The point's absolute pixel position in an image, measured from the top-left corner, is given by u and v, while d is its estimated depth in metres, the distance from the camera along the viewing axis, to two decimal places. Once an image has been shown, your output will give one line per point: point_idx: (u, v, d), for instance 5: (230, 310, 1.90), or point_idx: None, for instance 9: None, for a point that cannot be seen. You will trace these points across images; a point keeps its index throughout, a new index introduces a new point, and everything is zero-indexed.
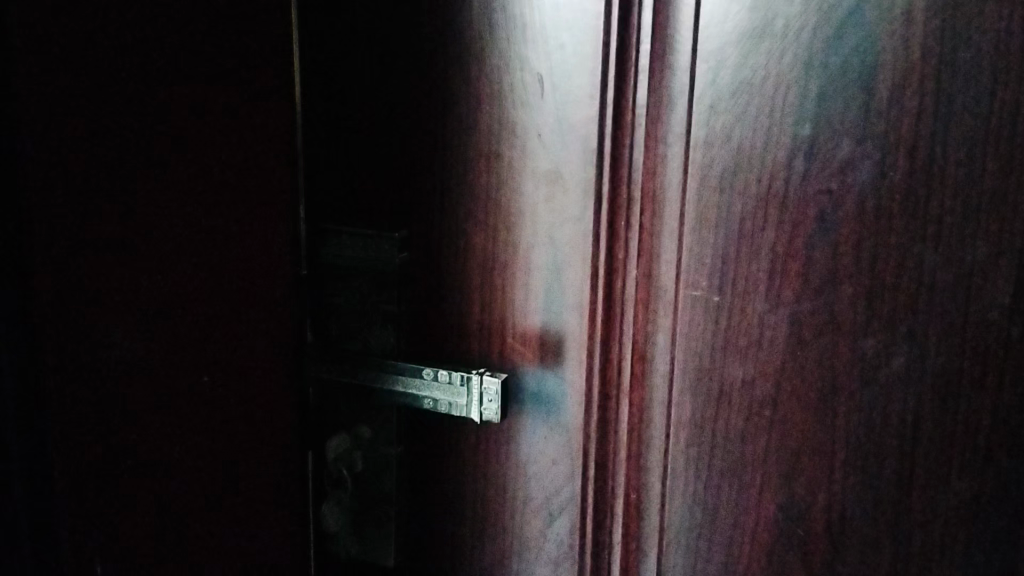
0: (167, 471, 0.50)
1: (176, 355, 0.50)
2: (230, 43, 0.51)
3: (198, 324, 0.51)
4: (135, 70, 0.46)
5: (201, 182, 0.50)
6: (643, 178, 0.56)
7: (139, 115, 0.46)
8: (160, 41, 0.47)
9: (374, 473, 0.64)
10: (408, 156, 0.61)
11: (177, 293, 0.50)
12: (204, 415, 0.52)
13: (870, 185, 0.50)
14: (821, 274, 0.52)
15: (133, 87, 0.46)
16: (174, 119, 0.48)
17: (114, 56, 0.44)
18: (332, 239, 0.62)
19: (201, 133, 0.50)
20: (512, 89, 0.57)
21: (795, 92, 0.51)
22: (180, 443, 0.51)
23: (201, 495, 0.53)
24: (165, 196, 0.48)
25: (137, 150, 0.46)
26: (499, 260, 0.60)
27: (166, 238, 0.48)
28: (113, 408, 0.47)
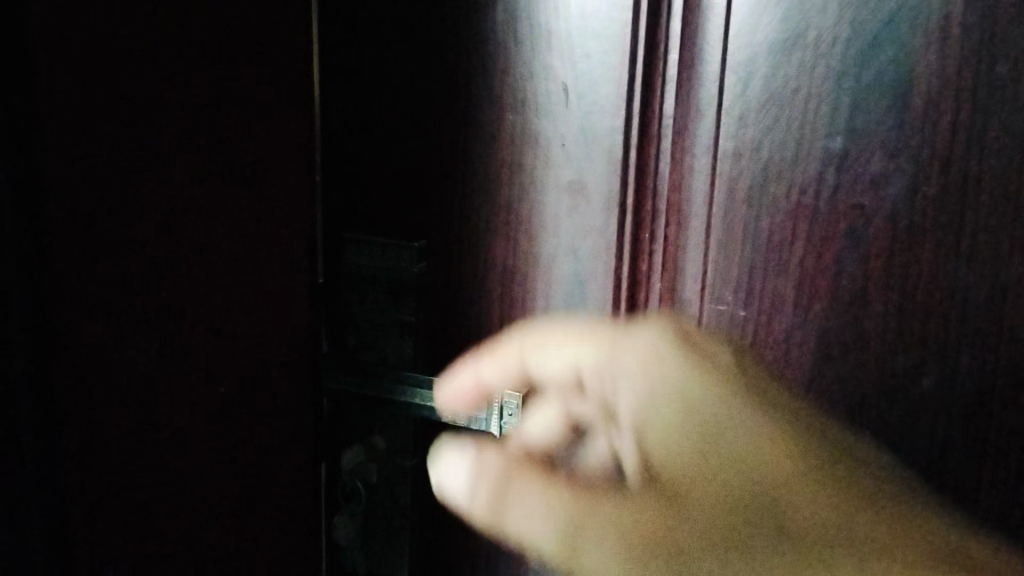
0: (181, 488, 0.49)
1: (190, 364, 0.49)
2: (247, 55, 0.51)
3: (211, 338, 0.50)
4: (156, 73, 0.45)
5: (218, 194, 0.49)
6: (669, 191, 0.55)
7: (157, 129, 0.45)
8: (177, 55, 0.46)
9: (388, 485, 0.63)
10: (429, 165, 0.59)
11: (193, 306, 0.49)
12: (218, 424, 0.51)
13: (902, 202, 0.49)
14: (850, 290, 0.51)
15: (151, 101, 0.45)
16: (192, 132, 0.47)
17: (133, 70, 0.44)
18: (352, 247, 0.61)
19: (219, 146, 0.49)
20: (536, 96, 0.56)
21: (827, 104, 0.50)
22: (193, 458, 0.50)
23: (215, 505, 0.52)
24: (183, 208, 0.47)
25: (154, 164, 0.45)
26: (520, 271, 0.59)
27: (181, 246, 0.48)
28: (128, 427, 0.46)
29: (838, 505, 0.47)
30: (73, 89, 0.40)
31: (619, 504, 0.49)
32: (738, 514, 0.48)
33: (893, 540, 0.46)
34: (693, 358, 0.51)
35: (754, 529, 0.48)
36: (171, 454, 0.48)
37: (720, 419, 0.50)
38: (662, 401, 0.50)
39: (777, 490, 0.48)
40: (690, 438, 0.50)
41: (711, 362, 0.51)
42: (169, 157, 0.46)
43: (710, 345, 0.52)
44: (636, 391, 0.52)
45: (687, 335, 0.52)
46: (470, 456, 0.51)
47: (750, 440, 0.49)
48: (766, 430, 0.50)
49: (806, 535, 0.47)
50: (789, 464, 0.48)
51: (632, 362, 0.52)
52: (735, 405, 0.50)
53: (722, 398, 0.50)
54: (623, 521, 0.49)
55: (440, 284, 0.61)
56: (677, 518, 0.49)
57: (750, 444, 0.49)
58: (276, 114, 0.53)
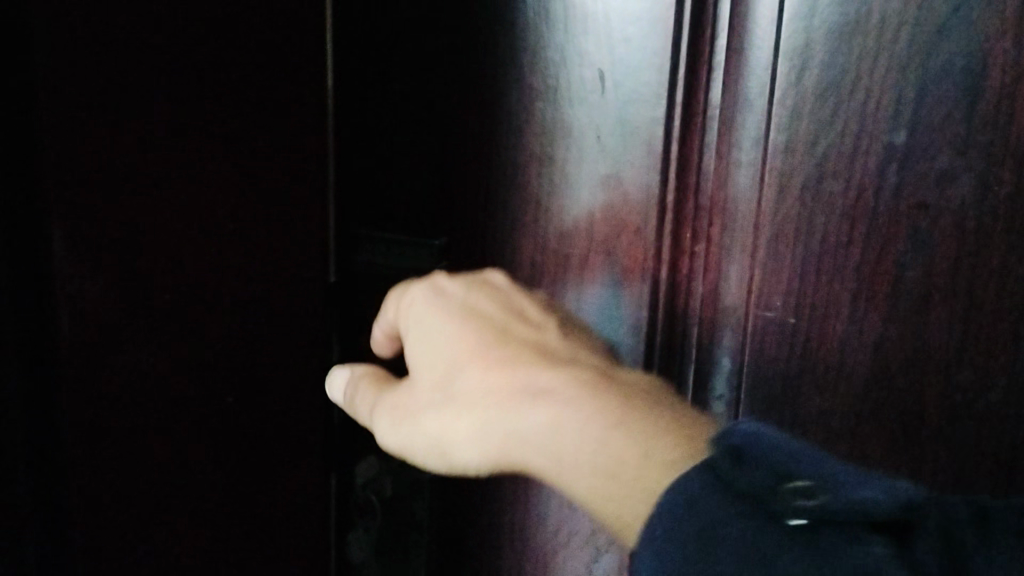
0: (190, 509, 0.46)
1: (199, 372, 0.45)
2: (262, 37, 0.46)
3: (222, 347, 0.46)
4: (164, 57, 0.41)
5: (228, 191, 0.45)
6: (713, 187, 0.51)
7: (165, 122, 0.41)
8: (185, 39, 0.42)
9: (405, 498, 0.58)
10: (453, 157, 0.55)
11: (201, 314, 0.45)
12: (229, 437, 0.47)
13: (972, 203, 0.46)
14: (911, 296, 0.48)
15: (155, 93, 0.41)
16: (202, 125, 0.43)
17: (135, 57, 0.40)
18: (369, 247, 0.55)
19: (228, 138, 0.45)
20: (567, 84, 0.52)
21: (889, 95, 0.46)
22: (203, 477, 0.46)
23: (225, 521, 0.48)
24: (192, 208, 0.43)
25: (160, 159, 0.41)
26: (552, 270, 0.55)
27: (189, 246, 0.43)
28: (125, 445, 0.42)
29: (580, 411, 0.38)
30: None
31: (396, 399, 0.44)
32: (479, 422, 0.40)
33: (626, 438, 0.36)
34: (447, 306, 0.45)
35: (491, 424, 0.40)
36: (180, 472, 0.45)
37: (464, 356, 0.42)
38: (429, 333, 0.44)
39: (512, 391, 0.40)
40: (436, 369, 0.43)
41: (464, 300, 0.45)
42: (178, 152, 0.42)
43: (474, 285, 0.46)
44: (409, 341, 0.45)
45: (440, 285, 0.46)
46: (344, 385, 0.46)
47: (485, 373, 0.41)
48: (505, 348, 0.42)
49: (544, 443, 0.38)
50: (529, 375, 0.40)
51: (405, 310, 0.46)
52: (481, 334, 0.43)
53: (469, 335, 0.43)
54: (407, 408, 0.43)
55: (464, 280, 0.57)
56: (423, 422, 0.42)
57: (487, 367, 0.42)
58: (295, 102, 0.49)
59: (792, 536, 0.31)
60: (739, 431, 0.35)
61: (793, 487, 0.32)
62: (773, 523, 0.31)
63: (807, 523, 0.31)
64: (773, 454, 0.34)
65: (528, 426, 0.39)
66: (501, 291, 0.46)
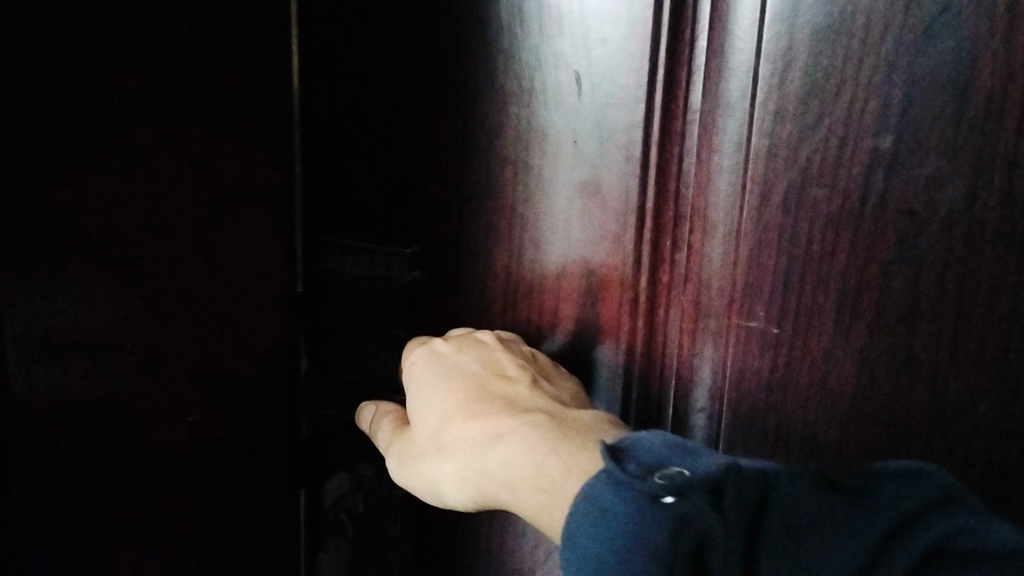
0: (158, 538, 0.43)
1: (161, 392, 0.42)
2: (225, 35, 0.43)
3: (186, 364, 0.44)
4: (124, 57, 0.38)
5: (191, 199, 0.43)
6: (693, 194, 0.50)
7: (128, 127, 0.38)
8: (146, 38, 0.39)
9: (376, 517, 0.55)
10: (424, 163, 0.53)
11: (164, 329, 0.42)
12: (193, 458, 0.45)
13: (960, 211, 0.44)
14: (898, 306, 0.46)
15: (115, 96, 0.38)
16: (163, 129, 0.40)
17: (96, 57, 0.37)
18: (339, 255, 0.52)
19: (189, 144, 0.42)
20: (542, 87, 0.50)
21: (875, 99, 0.45)
22: (170, 502, 0.44)
23: (192, 546, 0.46)
24: (155, 217, 0.41)
25: (123, 167, 0.38)
26: (527, 278, 0.53)
27: (149, 260, 0.41)
28: (94, 476, 0.39)
29: (532, 448, 0.41)
30: (23, 77, 0.33)
31: (397, 448, 0.47)
32: (463, 463, 0.44)
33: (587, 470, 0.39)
34: (439, 363, 0.48)
35: (470, 466, 0.43)
36: (148, 499, 0.42)
37: (447, 408, 0.45)
38: (421, 387, 0.47)
39: (492, 437, 0.43)
40: (426, 422, 0.46)
41: (449, 358, 0.48)
42: (140, 160, 0.39)
43: (464, 345, 0.49)
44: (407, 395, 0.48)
45: (437, 348, 0.49)
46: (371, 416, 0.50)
47: (467, 422, 0.44)
48: (487, 400, 0.45)
49: (511, 478, 0.42)
50: (505, 422, 0.43)
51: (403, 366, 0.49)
52: (466, 385, 0.46)
53: (455, 387, 0.46)
54: (402, 452, 0.46)
55: (436, 290, 0.55)
56: (415, 467, 0.45)
57: (469, 417, 0.45)
58: (259, 104, 0.46)
59: (662, 509, 0.33)
60: (631, 440, 0.38)
61: (663, 475, 0.35)
62: (646, 503, 0.34)
63: (675, 499, 0.34)
64: (664, 456, 0.37)
65: (499, 466, 0.42)
66: (488, 348, 0.49)
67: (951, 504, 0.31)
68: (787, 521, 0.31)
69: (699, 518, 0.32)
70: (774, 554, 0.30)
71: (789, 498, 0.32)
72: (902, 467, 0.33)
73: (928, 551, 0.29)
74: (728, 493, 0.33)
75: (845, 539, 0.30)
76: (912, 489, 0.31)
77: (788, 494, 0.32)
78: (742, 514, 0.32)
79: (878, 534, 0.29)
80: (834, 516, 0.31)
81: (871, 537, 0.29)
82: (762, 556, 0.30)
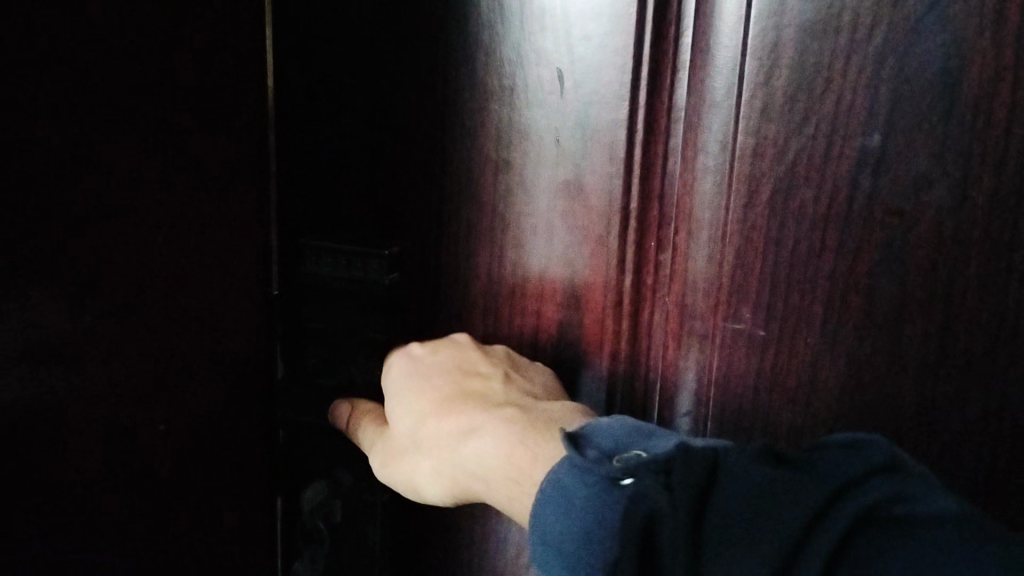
0: (129, 552, 0.42)
1: (132, 399, 0.41)
2: (197, 30, 0.42)
3: (158, 372, 0.42)
4: (92, 52, 0.36)
5: (163, 198, 0.41)
6: (678, 194, 0.49)
7: (93, 125, 0.37)
8: (113, 32, 0.37)
9: (353, 526, 0.53)
10: (404, 162, 0.51)
11: (136, 334, 0.41)
12: (166, 466, 0.43)
13: (948, 210, 0.44)
14: (886, 307, 0.45)
15: (82, 93, 0.36)
16: (133, 128, 0.39)
17: (59, 51, 0.35)
18: (315, 257, 0.50)
19: (161, 141, 0.41)
20: (524, 84, 0.49)
21: (862, 98, 0.44)
22: (141, 515, 0.42)
23: (165, 558, 0.44)
24: (124, 219, 0.39)
25: (89, 168, 0.37)
26: (509, 280, 0.52)
27: (119, 263, 0.39)
28: (61, 489, 0.37)
29: (506, 446, 0.42)
30: None
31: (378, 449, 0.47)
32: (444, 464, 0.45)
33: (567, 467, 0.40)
34: (415, 368, 0.48)
35: (451, 466, 0.44)
36: (119, 512, 0.41)
37: (426, 409, 0.46)
38: (398, 391, 0.47)
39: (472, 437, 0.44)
40: (406, 421, 0.47)
41: (423, 361, 0.48)
42: (108, 159, 0.38)
43: (439, 346, 0.49)
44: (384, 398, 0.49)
45: (411, 351, 0.49)
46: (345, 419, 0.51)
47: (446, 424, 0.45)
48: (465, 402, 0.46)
49: (487, 476, 0.43)
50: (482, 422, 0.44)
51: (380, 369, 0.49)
52: (444, 387, 0.47)
53: (432, 389, 0.47)
54: (384, 452, 0.47)
55: (418, 293, 0.54)
56: (398, 467, 0.46)
57: (448, 418, 0.45)
58: (234, 101, 0.45)
59: (622, 494, 0.36)
60: (592, 426, 0.41)
61: (622, 459, 0.38)
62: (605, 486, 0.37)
63: (630, 480, 0.36)
64: (624, 440, 0.40)
65: (476, 464, 0.43)
66: (461, 346, 0.50)
67: (888, 469, 0.32)
68: (735, 493, 0.32)
69: (650, 496, 0.34)
70: (721, 522, 0.32)
71: (736, 469, 0.33)
72: (845, 438, 0.34)
73: (863, 512, 0.30)
74: (676, 467, 0.35)
75: (788, 506, 0.31)
76: (852, 457, 0.33)
77: (735, 466, 0.34)
78: (690, 489, 0.33)
79: (818, 497, 0.31)
80: (775, 481, 0.32)
81: (810, 503, 0.31)
82: (707, 525, 0.32)
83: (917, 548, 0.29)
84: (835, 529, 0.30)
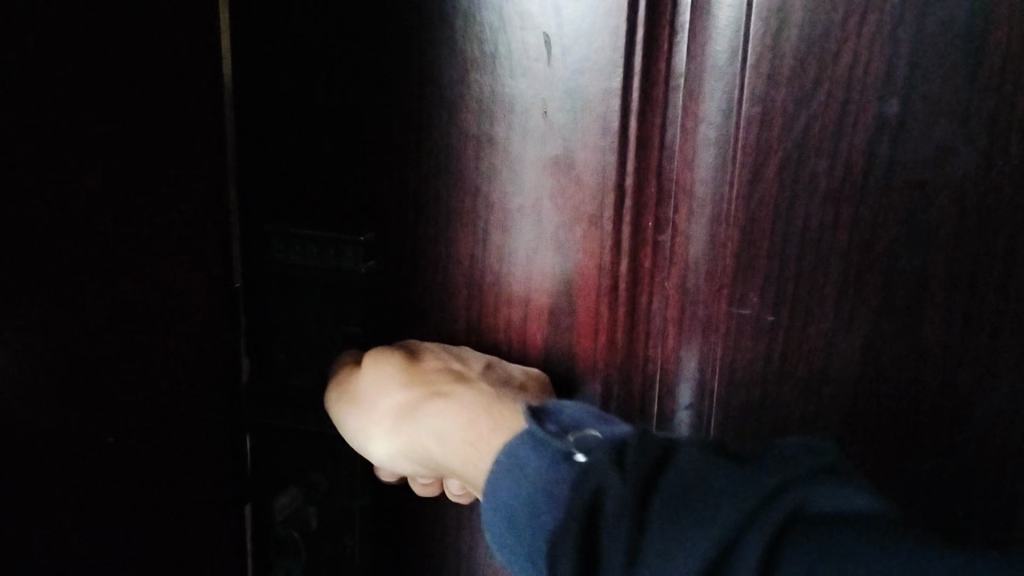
0: None
1: (103, 412, 0.36)
2: None
3: (129, 385, 0.37)
4: (46, 20, 0.31)
5: (133, 184, 0.36)
6: (678, 168, 0.45)
7: (42, 105, 0.31)
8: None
9: (332, 533, 0.50)
10: (378, 138, 0.47)
11: (103, 341, 0.35)
12: (149, 483, 0.39)
13: (972, 180, 0.41)
14: (905, 288, 0.42)
15: (35, 68, 0.31)
16: (89, 108, 0.33)
17: (7, 17, 0.29)
18: (282, 245, 0.46)
19: (128, 122, 0.35)
20: (506, 51, 0.44)
21: (879, 60, 0.40)
22: (121, 546, 0.37)
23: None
24: (85, 210, 0.34)
25: (44, 154, 0.32)
26: (492, 267, 0.48)
27: (82, 257, 0.34)
28: (28, 520, 0.33)
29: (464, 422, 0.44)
30: None
31: (350, 402, 0.46)
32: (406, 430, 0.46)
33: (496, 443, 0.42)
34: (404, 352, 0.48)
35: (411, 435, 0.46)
36: (92, 548, 0.36)
37: (401, 380, 0.47)
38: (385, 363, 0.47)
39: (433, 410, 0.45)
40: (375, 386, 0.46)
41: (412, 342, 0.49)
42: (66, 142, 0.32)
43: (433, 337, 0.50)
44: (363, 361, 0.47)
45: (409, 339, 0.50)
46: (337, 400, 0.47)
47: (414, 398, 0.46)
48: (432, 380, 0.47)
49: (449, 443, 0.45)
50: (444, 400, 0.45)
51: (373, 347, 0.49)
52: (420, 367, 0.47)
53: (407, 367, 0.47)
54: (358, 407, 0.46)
55: (399, 280, 0.49)
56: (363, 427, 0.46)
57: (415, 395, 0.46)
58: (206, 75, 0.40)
59: (573, 468, 0.37)
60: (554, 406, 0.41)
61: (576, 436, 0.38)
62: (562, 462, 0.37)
63: (584, 454, 0.37)
64: (582, 418, 0.40)
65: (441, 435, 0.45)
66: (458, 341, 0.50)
67: (834, 472, 0.31)
68: (682, 484, 0.31)
69: (598, 476, 0.33)
70: (666, 514, 0.30)
71: (688, 467, 0.32)
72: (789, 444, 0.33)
73: (802, 505, 0.29)
74: (629, 450, 0.34)
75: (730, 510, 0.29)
76: (794, 457, 0.32)
77: (687, 461, 0.33)
78: (641, 470, 0.32)
79: (758, 493, 0.29)
80: (727, 482, 0.31)
81: (748, 502, 0.29)
82: (652, 509, 0.31)
83: (854, 539, 0.27)
84: (770, 527, 0.28)
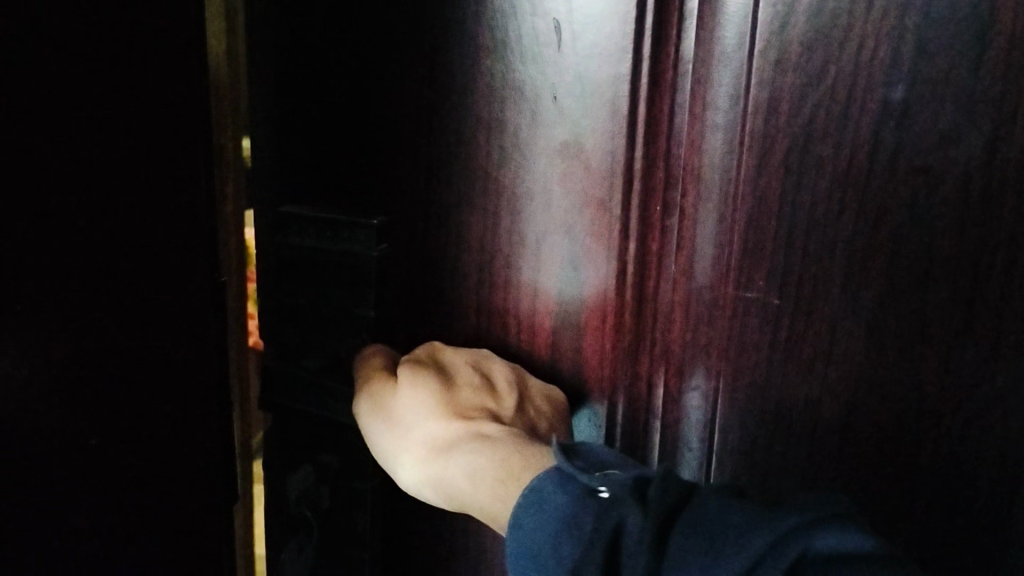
0: None
1: None
2: None
3: None
4: None
5: None
6: (686, 154, 0.46)
7: None
8: None
9: (343, 511, 0.50)
10: (391, 123, 0.48)
11: None
12: None
13: (976, 165, 0.41)
14: (910, 272, 0.43)
15: None
16: None
17: None
18: (295, 227, 0.47)
19: None
20: (518, 38, 0.45)
21: (886, 46, 0.41)
22: None
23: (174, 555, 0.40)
24: None
25: None
26: (503, 252, 0.49)
27: None
28: None
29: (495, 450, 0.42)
30: None
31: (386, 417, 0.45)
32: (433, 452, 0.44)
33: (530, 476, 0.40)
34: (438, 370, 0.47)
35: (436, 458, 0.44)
36: None
37: (435, 400, 0.45)
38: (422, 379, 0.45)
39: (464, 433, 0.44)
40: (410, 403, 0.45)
41: (443, 360, 0.48)
42: None
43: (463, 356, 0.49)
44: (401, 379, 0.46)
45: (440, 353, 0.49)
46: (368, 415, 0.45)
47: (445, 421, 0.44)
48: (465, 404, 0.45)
49: (475, 474, 0.42)
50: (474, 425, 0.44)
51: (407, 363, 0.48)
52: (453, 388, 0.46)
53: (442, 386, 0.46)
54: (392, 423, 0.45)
55: (410, 263, 0.50)
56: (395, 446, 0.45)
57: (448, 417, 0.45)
58: None
59: (597, 504, 0.36)
60: (584, 449, 0.41)
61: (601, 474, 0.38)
62: (586, 497, 0.37)
63: (608, 490, 0.36)
64: (607, 462, 0.40)
65: (465, 464, 0.42)
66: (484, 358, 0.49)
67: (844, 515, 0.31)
68: (698, 519, 0.32)
69: (620, 509, 0.34)
70: (681, 552, 0.30)
71: (704, 504, 0.32)
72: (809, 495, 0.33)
73: (808, 543, 0.29)
74: (652, 485, 0.34)
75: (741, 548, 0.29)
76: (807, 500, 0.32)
77: (704, 498, 0.33)
78: (662, 505, 0.33)
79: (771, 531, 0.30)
80: (741, 519, 0.31)
81: (761, 539, 0.29)
82: (668, 549, 0.31)
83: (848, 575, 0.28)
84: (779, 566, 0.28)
